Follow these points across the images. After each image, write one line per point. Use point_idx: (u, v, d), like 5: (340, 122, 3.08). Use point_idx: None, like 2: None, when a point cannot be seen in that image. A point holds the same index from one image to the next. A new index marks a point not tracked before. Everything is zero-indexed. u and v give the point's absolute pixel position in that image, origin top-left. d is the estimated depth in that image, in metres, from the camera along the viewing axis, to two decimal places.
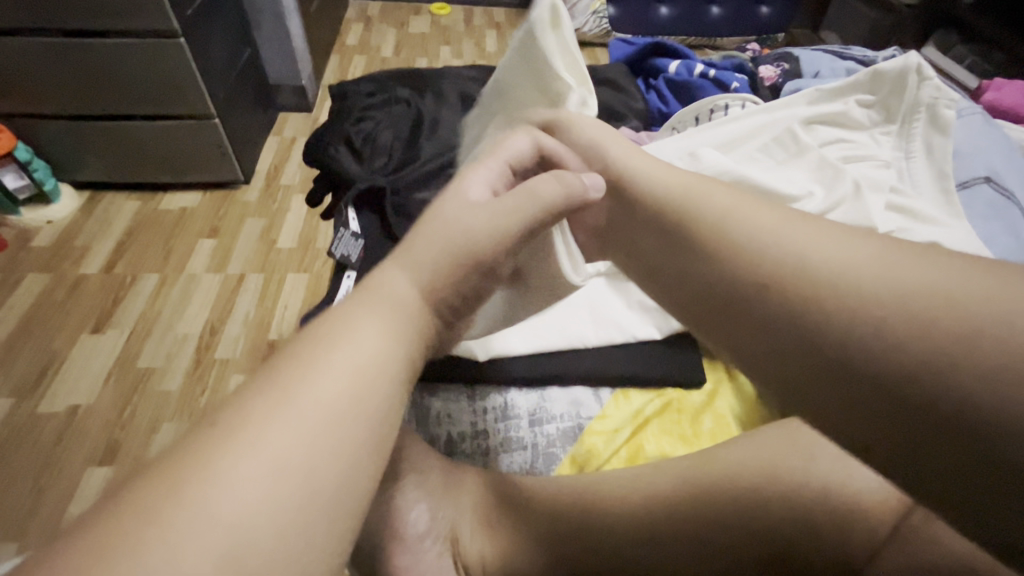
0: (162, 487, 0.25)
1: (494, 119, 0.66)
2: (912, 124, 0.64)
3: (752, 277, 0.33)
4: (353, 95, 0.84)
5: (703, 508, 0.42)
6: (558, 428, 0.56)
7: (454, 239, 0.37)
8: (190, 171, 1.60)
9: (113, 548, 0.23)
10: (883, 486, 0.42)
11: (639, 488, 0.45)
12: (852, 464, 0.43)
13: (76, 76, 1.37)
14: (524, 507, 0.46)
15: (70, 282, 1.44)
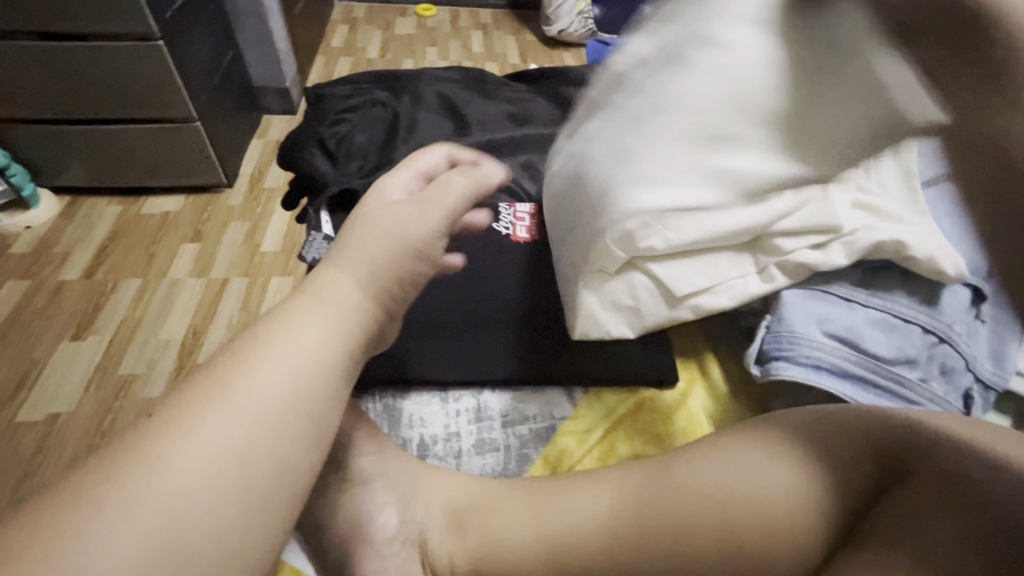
0: (105, 475, 0.28)
1: None
2: None
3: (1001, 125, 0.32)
4: (329, 99, 0.84)
5: (656, 509, 0.43)
6: (530, 429, 0.56)
7: (385, 236, 0.41)
8: (172, 175, 1.58)
9: (54, 528, 0.26)
10: (845, 478, 0.41)
11: (591, 492, 0.46)
12: (813, 459, 0.42)
13: (53, 79, 1.35)
14: (492, 510, 0.46)
15: (50, 288, 1.42)
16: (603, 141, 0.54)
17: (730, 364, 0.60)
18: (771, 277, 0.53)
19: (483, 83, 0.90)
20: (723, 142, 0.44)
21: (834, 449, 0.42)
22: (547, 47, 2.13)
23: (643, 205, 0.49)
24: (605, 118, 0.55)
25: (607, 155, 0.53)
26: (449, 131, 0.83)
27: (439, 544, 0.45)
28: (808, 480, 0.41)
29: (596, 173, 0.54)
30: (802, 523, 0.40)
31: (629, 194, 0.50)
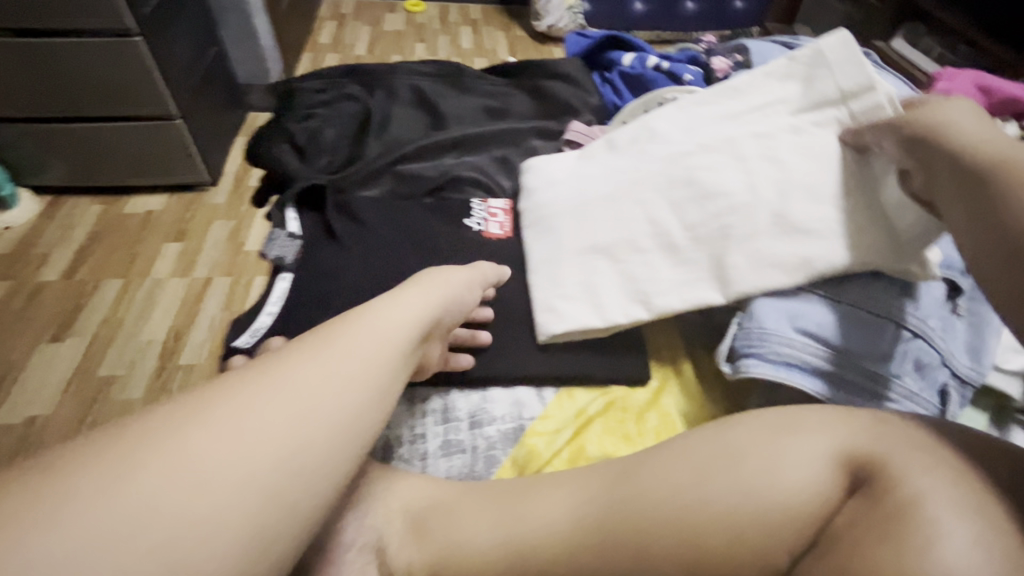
0: (113, 460, 0.28)
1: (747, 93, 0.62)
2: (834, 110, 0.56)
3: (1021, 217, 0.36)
4: (301, 93, 0.82)
5: (615, 514, 0.41)
6: (498, 430, 0.55)
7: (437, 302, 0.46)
8: (156, 174, 1.56)
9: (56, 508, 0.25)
10: (810, 481, 0.38)
11: (544, 500, 0.44)
12: (781, 454, 0.39)
13: (30, 78, 1.33)
14: (451, 515, 0.45)
15: (30, 289, 1.40)
16: (691, 209, 0.56)
17: (705, 362, 0.59)
18: (727, 291, 0.52)
19: (459, 76, 0.89)
20: (798, 234, 0.52)
21: (791, 456, 0.39)
22: (537, 43, 2.11)
23: (742, 280, 0.52)
24: (688, 186, 0.57)
25: (695, 226, 0.55)
26: (424, 126, 0.82)
27: (398, 552, 0.44)
28: (772, 488, 0.38)
29: (682, 237, 0.56)
30: (772, 537, 0.37)
31: (728, 268, 0.53)
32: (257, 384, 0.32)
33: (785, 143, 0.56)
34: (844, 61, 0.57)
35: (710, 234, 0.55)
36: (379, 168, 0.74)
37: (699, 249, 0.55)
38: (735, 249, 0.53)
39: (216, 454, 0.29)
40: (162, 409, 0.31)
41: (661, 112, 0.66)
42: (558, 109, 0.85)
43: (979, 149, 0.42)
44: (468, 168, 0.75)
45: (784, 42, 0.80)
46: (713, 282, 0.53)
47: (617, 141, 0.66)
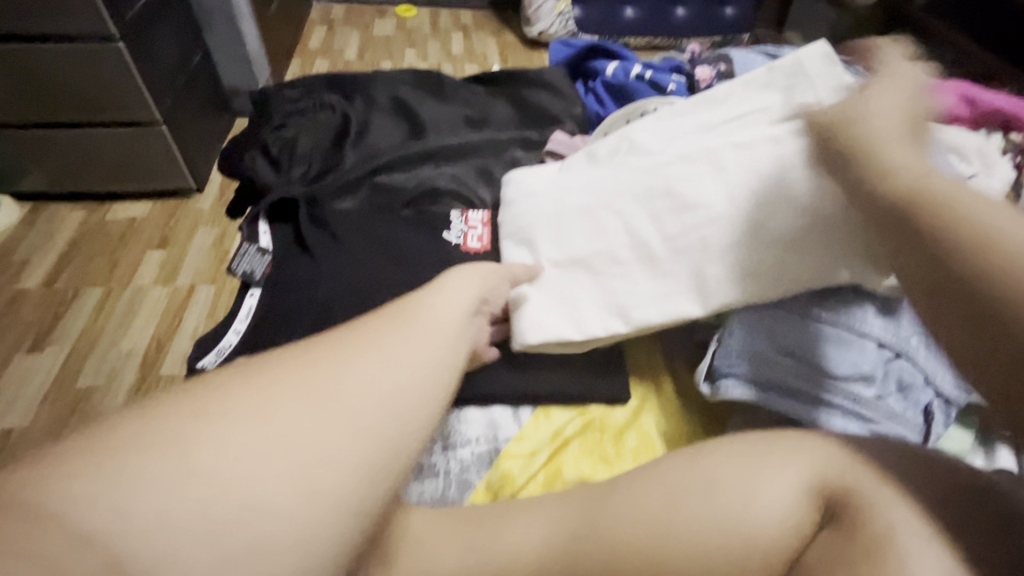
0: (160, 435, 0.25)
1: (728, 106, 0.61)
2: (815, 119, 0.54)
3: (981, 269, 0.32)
4: (278, 101, 0.80)
5: (586, 540, 0.39)
6: (472, 452, 0.53)
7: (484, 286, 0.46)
8: (139, 180, 1.53)
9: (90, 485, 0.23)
10: (785, 508, 0.37)
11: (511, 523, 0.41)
12: (758, 479, 0.38)
13: (9, 82, 1.30)
14: None
15: (8, 297, 1.37)
16: (668, 221, 0.55)
17: (686, 378, 0.58)
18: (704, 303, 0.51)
19: (441, 85, 0.87)
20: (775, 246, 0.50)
21: (770, 479, 0.38)
22: (527, 48, 2.10)
23: (714, 292, 0.50)
24: (666, 198, 0.56)
25: (672, 238, 0.54)
26: (403, 135, 0.80)
27: None
28: (749, 518, 0.37)
29: (660, 248, 0.54)
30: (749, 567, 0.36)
31: (702, 281, 0.51)
32: (316, 366, 0.30)
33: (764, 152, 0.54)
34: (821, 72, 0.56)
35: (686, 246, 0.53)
36: (356, 178, 0.72)
37: (675, 261, 0.53)
38: (710, 260, 0.51)
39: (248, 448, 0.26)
40: (207, 391, 0.28)
41: (642, 123, 0.65)
42: (540, 119, 0.83)
43: (897, 173, 0.38)
44: (447, 179, 0.74)
45: (768, 51, 0.79)
46: (687, 295, 0.52)
47: (599, 154, 0.65)
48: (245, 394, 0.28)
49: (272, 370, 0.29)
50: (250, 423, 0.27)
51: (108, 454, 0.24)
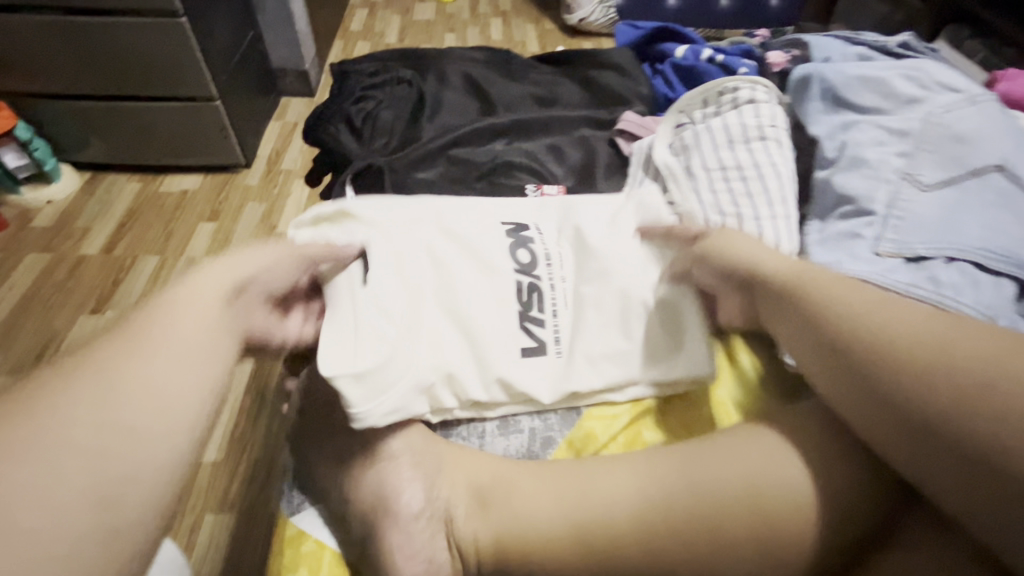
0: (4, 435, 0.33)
1: (839, 95, 0.65)
2: (936, 112, 0.59)
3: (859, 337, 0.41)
4: (355, 74, 0.84)
5: (685, 475, 0.44)
6: (557, 413, 0.56)
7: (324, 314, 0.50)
8: (193, 154, 1.53)
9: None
10: (875, 476, 0.43)
11: (624, 479, 0.46)
12: (848, 450, 0.44)
13: (74, 55, 1.33)
14: (528, 496, 0.46)
15: (71, 262, 1.40)
16: (443, 274, 0.57)
17: (762, 360, 0.59)
18: (490, 389, 0.54)
19: (509, 64, 0.90)
20: (905, 222, 0.54)
21: (864, 457, 0.44)
22: (564, 35, 2.03)
23: (397, 396, 0.47)
24: (458, 261, 0.58)
25: (402, 313, 0.51)
26: (475, 112, 0.82)
27: (464, 522, 0.46)
28: (827, 455, 0.44)
29: (484, 328, 0.55)
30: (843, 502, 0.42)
31: (399, 359, 0.48)
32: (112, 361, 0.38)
33: (891, 144, 0.59)
34: (939, 77, 0.62)
35: (369, 332, 0.49)
36: (433, 150, 0.74)
37: (456, 347, 0.54)
38: (400, 363, 0.48)
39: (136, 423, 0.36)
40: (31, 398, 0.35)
41: (767, 104, 0.66)
42: (609, 99, 0.85)
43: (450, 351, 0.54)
44: (520, 154, 0.75)
45: (843, 35, 0.77)
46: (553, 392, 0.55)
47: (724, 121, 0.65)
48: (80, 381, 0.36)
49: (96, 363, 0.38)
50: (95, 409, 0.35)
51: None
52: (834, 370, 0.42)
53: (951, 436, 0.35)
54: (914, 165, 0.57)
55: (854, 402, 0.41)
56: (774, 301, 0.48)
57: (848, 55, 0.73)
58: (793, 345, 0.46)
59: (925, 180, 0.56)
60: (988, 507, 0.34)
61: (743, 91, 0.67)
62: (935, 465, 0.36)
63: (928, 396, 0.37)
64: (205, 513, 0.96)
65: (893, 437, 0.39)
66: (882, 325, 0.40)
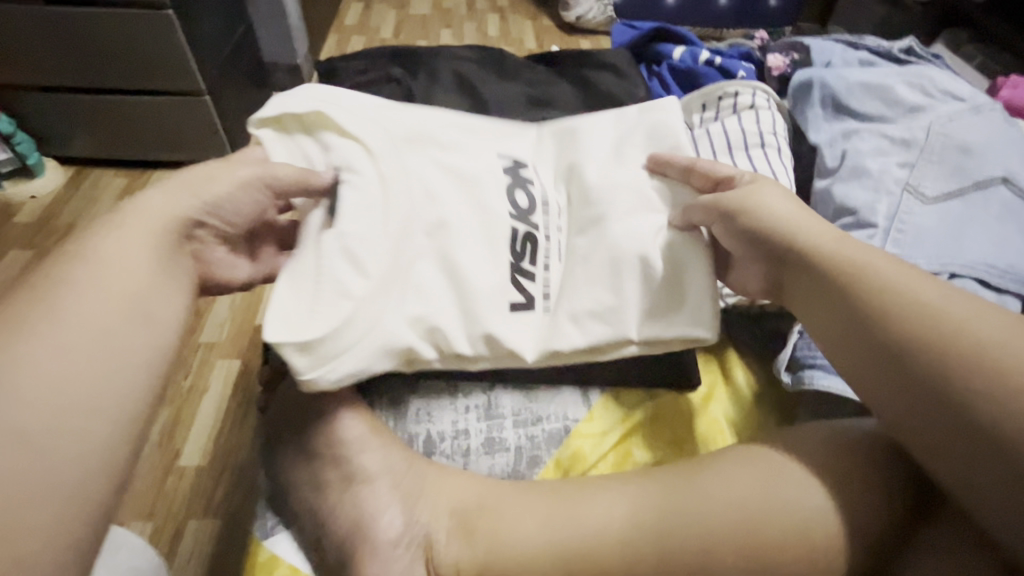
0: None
1: (840, 100, 0.63)
2: (939, 122, 0.57)
3: (910, 323, 0.40)
4: (343, 73, 0.82)
5: (678, 508, 0.42)
6: (545, 430, 0.53)
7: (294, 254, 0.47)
8: (180, 150, 1.47)
9: None
10: (876, 507, 0.41)
11: (615, 508, 0.43)
12: (849, 481, 0.42)
13: (57, 47, 1.27)
14: (514, 523, 0.43)
15: None
16: (433, 211, 0.52)
17: (757, 375, 0.57)
18: (476, 344, 0.49)
19: (503, 63, 0.87)
20: (906, 233, 0.52)
21: (867, 487, 0.42)
22: (562, 33, 2.00)
23: (359, 356, 0.45)
24: (449, 198, 0.54)
25: (377, 263, 0.47)
26: (467, 112, 0.80)
27: (445, 549, 0.43)
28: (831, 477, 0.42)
29: (475, 282, 0.51)
30: (849, 526, 0.40)
31: (364, 312, 0.45)
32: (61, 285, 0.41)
33: (894, 153, 0.57)
34: (942, 86, 0.60)
35: (331, 284, 0.45)
36: None
37: (443, 299, 0.50)
38: (363, 316, 0.45)
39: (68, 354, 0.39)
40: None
41: (769, 113, 0.64)
42: (604, 101, 0.82)
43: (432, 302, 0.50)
44: None
45: (844, 39, 0.75)
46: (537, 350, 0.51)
47: (726, 126, 0.63)
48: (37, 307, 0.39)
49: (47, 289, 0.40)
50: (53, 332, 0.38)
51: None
52: (865, 347, 0.42)
53: (976, 425, 0.36)
54: (917, 177, 0.55)
55: (889, 388, 0.40)
56: (796, 272, 0.47)
57: (849, 60, 0.70)
58: (815, 323, 0.45)
59: (928, 192, 0.54)
60: (1000, 490, 0.36)
61: (744, 96, 0.65)
62: (960, 451, 0.37)
63: (959, 381, 0.37)
64: (189, 519, 0.94)
65: (932, 428, 0.38)
66: (919, 307, 0.40)
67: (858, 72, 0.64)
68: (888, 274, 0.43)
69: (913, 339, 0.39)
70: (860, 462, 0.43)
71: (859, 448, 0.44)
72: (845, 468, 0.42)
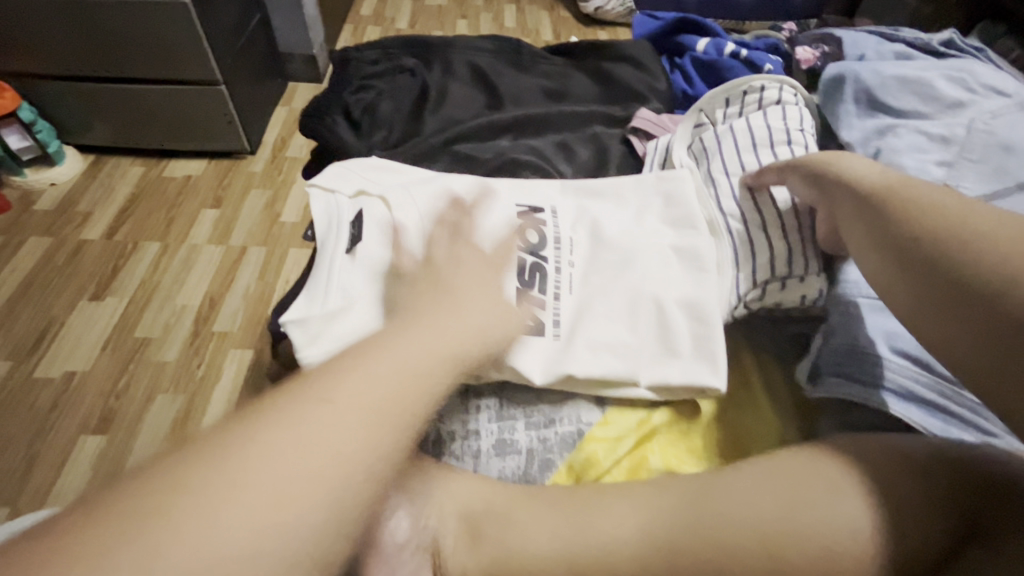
0: (207, 462, 0.30)
1: (874, 95, 0.60)
2: (981, 119, 0.54)
3: (926, 225, 0.42)
4: (356, 62, 0.80)
5: (696, 517, 0.40)
6: (557, 434, 0.51)
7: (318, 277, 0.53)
8: (198, 138, 1.46)
9: (162, 513, 0.28)
10: (918, 524, 0.38)
11: (628, 518, 0.42)
12: (892, 498, 0.39)
13: (75, 35, 1.26)
14: (523, 528, 0.42)
15: (72, 246, 1.31)
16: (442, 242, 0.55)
17: (779, 382, 0.55)
18: None
19: (519, 54, 0.85)
20: None
21: (912, 506, 0.38)
22: (580, 25, 1.97)
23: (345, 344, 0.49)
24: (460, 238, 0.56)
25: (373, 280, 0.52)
26: (482, 104, 0.78)
27: (451, 553, 0.42)
28: (873, 484, 0.39)
29: None
30: (893, 538, 0.38)
31: (354, 311, 0.50)
32: (317, 388, 0.34)
33: (930, 151, 0.54)
34: (987, 82, 0.57)
35: (339, 294, 0.51)
36: (435, 146, 0.72)
37: None
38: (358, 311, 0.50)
39: (316, 440, 0.32)
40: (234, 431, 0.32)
41: (793, 107, 0.62)
42: (623, 94, 0.80)
43: None
44: (526, 151, 0.72)
45: (878, 32, 0.72)
46: (547, 373, 0.51)
47: (746, 122, 0.61)
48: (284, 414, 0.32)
49: (309, 397, 0.33)
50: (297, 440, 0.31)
51: (205, 483, 0.29)
52: (884, 247, 0.44)
53: (994, 309, 0.36)
54: (954, 178, 0.52)
55: (903, 280, 0.42)
56: (846, 202, 0.49)
57: (884, 53, 0.67)
58: (852, 236, 0.48)
59: (966, 193, 0.51)
60: (1005, 372, 0.36)
61: (769, 90, 0.63)
62: (982, 343, 0.37)
63: (978, 278, 0.38)
64: None
65: (936, 323, 0.40)
66: (951, 224, 0.42)
67: (895, 66, 0.61)
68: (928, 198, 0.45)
69: (930, 237, 0.42)
70: (901, 466, 0.40)
71: (904, 460, 0.40)
72: (883, 473, 0.40)
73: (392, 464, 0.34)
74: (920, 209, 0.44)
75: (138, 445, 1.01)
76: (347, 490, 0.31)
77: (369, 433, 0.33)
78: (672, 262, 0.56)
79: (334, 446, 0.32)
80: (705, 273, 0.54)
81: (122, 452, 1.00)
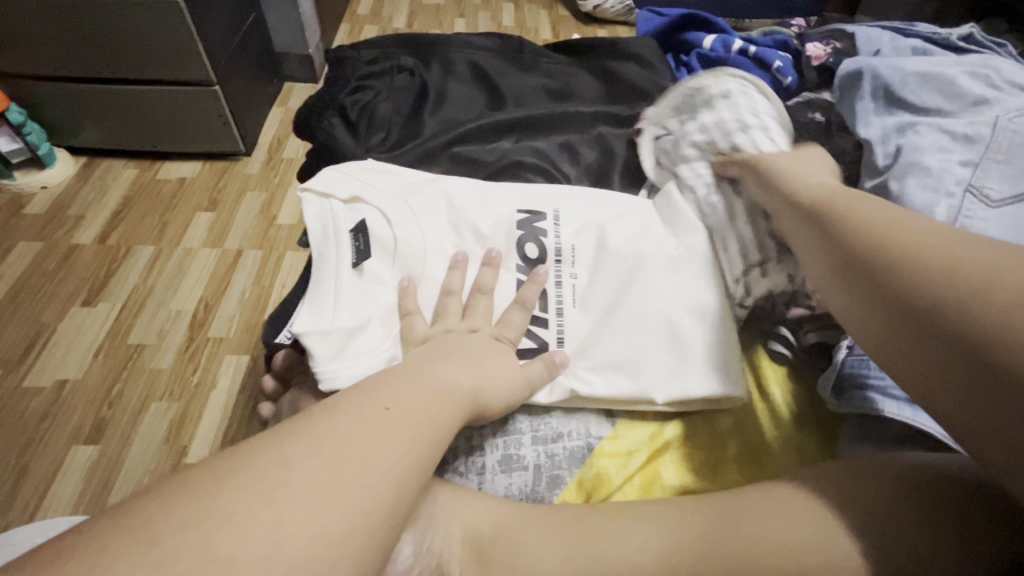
0: (198, 493, 0.28)
1: (894, 93, 0.58)
2: (1009, 116, 0.52)
3: (888, 245, 0.40)
4: (351, 61, 0.77)
5: (718, 544, 0.38)
6: (566, 448, 0.49)
7: (314, 290, 0.51)
8: (191, 140, 1.43)
9: (145, 550, 0.26)
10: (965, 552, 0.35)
11: (643, 545, 0.39)
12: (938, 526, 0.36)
13: (65, 36, 1.23)
14: (535, 553, 0.40)
15: (64, 251, 1.28)
16: (437, 255, 0.54)
17: (796, 391, 0.53)
18: None
19: (522, 51, 0.82)
20: None
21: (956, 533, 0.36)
22: (579, 23, 1.94)
23: (347, 361, 0.46)
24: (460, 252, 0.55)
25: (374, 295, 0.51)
26: (482, 104, 0.76)
27: None
28: (911, 510, 0.37)
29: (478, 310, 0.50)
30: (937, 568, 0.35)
31: (353, 325, 0.48)
32: (319, 420, 0.33)
33: (954, 150, 0.52)
34: (1014, 78, 0.55)
35: (348, 311, 0.49)
36: (435, 149, 0.69)
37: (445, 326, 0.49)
38: (372, 337, 0.48)
39: (323, 471, 0.30)
40: (229, 460, 0.30)
41: (734, 91, 0.61)
42: (628, 93, 0.77)
43: (436, 326, 0.48)
44: (530, 152, 0.69)
45: (891, 27, 0.70)
46: (552, 393, 0.50)
47: (696, 121, 0.61)
48: (289, 444, 0.31)
49: (312, 429, 0.32)
50: (301, 470, 0.30)
51: (199, 513, 0.27)
52: (843, 272, 0.42)
53: (957, 333, 0.33)
54: (980, 180, 0.50)
55: (865, 306, 0.39)
56: (804, 214, 0.48)
57: (901, 48, 0.65)
58: (811, 257, 0.46)
59: (993, 195, 0.49)
60: (967, 403, 0.32)
61: (709, 85, 0.62)
62: (923, 348, 0.35)
63: (918, 287, 0.36)
64: None
65: (897, 349, 0.37)
66: (905, 234, 0.40)
67: (916, 62, 0.59)
68: (898, 220, 0.42)
69: (890, 259, 0.39)
70: (931, 487, 0.38)
71: (940, 487, 0.38)
72: (916, 495, 0.37)
73: (404, 496, 0.32)
74: (890, 231, 0.41)
75: (131, 455, 0.98)
76: (359, 525, 0.29)
77: (382, 467, 0.32)
78: (681, 267, 0.53)
79: (342, 475, 0.30)
80: (708, 277, 0.53)
81: (114, 462, 0.97)
